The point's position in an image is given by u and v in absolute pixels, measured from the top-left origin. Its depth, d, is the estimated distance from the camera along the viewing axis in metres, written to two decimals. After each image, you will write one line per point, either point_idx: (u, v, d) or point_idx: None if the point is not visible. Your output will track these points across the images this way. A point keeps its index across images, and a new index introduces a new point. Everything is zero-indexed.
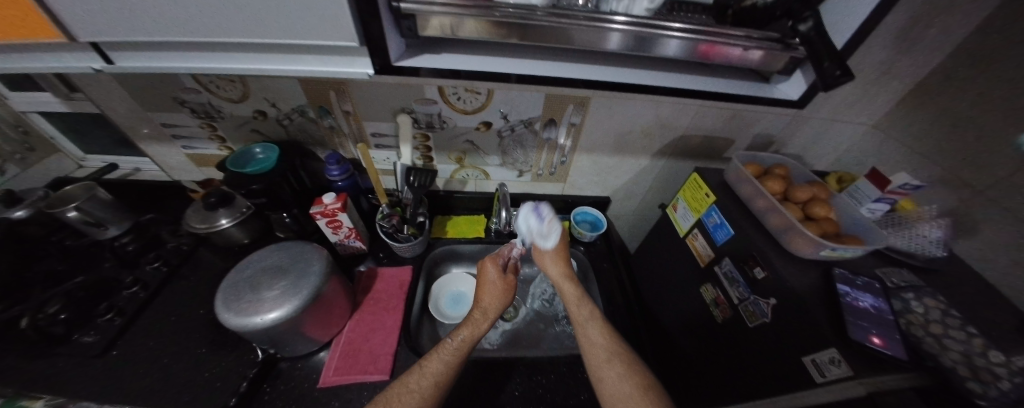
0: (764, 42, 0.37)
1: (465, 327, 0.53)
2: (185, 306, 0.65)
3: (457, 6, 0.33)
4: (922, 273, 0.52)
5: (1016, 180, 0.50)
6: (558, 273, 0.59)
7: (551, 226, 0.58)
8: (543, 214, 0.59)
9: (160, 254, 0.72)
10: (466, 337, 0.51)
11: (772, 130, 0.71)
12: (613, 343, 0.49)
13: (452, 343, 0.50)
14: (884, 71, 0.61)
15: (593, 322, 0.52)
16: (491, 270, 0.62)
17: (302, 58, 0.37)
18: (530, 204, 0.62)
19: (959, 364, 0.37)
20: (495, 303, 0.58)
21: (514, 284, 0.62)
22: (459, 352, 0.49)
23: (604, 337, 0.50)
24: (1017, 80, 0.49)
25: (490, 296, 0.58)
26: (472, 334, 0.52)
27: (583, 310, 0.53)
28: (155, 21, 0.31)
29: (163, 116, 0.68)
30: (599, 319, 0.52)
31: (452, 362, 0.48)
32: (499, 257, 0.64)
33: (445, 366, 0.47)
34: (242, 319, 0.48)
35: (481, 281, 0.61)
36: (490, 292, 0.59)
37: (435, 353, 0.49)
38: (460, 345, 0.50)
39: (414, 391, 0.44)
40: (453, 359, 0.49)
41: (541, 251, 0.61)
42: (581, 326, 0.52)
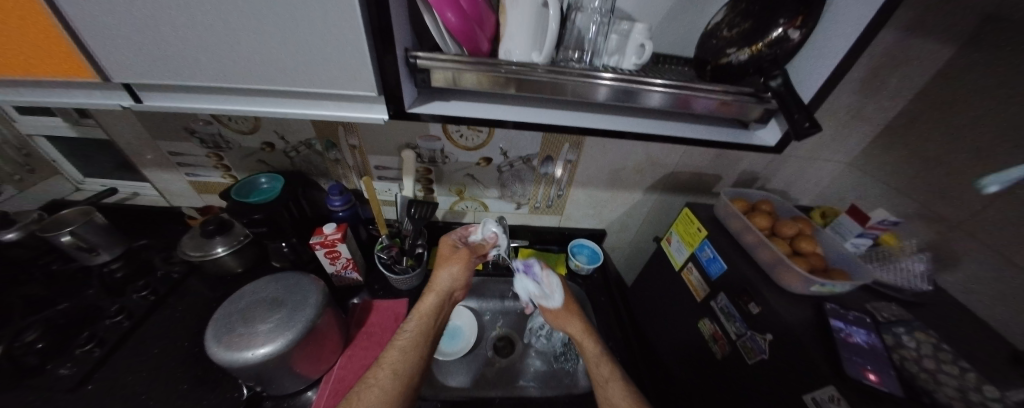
0: (740, 96, 0.41)
1: (419, 313, 0.54)
2: (169, 338, 0.63)
3: (463, 63, 0.37)
4: (912, 308, 0.53)
5: (986, 217, 0.53)
6: (572, 329, 0.59)
7: (551, 284, 0.63)
8: (536, 275, 0.64)
9: (150, 282, 0.70)
10: (419, 323, 0.53)
11: (757, 168, 0.75)
12: (638, 406, 0.46)
13: (406, 331, 0.52)
14: (853, 116, 0.67)
15: (616, 382, 0.49)
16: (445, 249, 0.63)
17: (322, 103, 0.40)
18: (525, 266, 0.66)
19: (956, 400, 0.38)
20: (446, 282, 0.59)
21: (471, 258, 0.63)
22: (414, 337, 0.51)
23: (628, 401, 0.46)
24: (973, 125, 0.54)
25: (441, 272, 0.60)
26: (425, 315, 0.54)
27: (603, 369, 0.52)
28: (190, 69, 0.34)
29: (173, 145, 0.70)
30: (619, 379, 0.50)
31: (409, 348, 0.50)
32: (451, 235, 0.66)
33: (403, 352, 0.49)
34: (233, 353, 0.47)
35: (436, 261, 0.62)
36: (444, 267, 0.60)
37: (392, 343, 0.51)
38: (414, 332, 0.52)
39: (375, 384, 0.45)
40: (408, 348, 0.50)
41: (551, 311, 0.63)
42: (602, 386, 0.50)
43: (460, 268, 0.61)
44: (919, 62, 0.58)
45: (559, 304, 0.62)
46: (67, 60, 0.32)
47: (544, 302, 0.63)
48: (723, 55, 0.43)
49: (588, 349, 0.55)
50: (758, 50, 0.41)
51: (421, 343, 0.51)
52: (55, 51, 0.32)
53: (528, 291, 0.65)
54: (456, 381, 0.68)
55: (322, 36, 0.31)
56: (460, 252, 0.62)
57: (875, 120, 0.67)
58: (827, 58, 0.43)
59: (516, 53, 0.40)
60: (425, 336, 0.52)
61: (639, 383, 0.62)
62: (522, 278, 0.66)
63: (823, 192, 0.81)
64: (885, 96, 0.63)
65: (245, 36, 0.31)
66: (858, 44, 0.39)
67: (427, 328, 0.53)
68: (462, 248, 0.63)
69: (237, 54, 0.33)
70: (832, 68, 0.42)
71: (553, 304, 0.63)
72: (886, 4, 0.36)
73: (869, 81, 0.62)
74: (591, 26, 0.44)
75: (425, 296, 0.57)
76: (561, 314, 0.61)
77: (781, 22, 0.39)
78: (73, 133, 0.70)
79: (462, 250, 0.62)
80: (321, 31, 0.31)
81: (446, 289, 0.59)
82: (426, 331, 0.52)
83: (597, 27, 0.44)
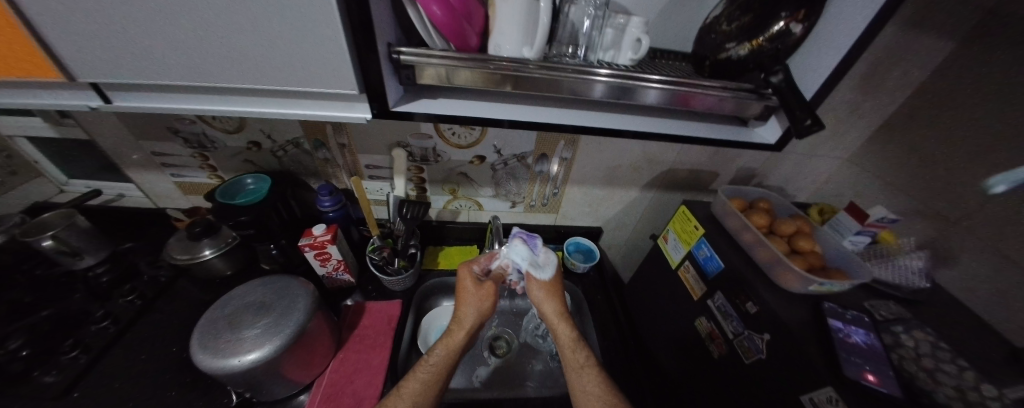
0: (739, 93, 0.40)
1: (443, 346, 0.53)
2: (157, 343, 0.61)
3: (454, 59, 0.36)
4: (910, 305, 0.53)
5: (986, 213, 0.53)
6: (553, 310, 0.57)
7: (547, 258, 0.61)
8: (538, 246, 0.61)
9: (137, 286, 0.69)
10: (443, 357, 0.51)
11: (754, 165, 0.75)
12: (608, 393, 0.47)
13: (430, 364, 0.51)
14: (851, 112, 0.66)
15: (600, 376, 0.49)
16: (469, 278, 0.60)
17: (302, 103, 0.38)
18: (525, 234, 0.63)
19: (954, 400, 0.37)
20: (473, 318, 0.57)
21: (495, 291, 0.61)
22: (436, 373, 0.50)
23: (600, 388, 0.47)
24: (975, 120, 0.54)
25: (469, 307, 0.57)
26: (449, 353, 0.52)
27: (580, 355, 0.52)
28: (161, 68, 0.32)
29: (156, 145, 0.68)
30: (606, 374, 0.50)
31: (430, 381, 0.49)
32: (476, 263, 0.62)
33: (424, 387, 0.48)
34: (219, 359, 0.45)
35: (460, 290, 0.59)
36: (470, 301, 0.58)
37: (412, 375, 0.49)
38: (436, 368, 0.50)
39: None
40: (430, 378, 0.49)
41: (536, 282, 0.60)
42: (578, 371, 0.50)
43: (487, 304, 0.58)
44: (920, 56, 0.57)
45: (549, 277, 0.60)
46: (28, 60, 0.30)
47: (533, 271, 0.60)
48: (722, 49, 0.42)
49: (565, 333, 0.54)
50: (758, 44, 0.39)
51: (440, 380, 0.49)
52: (14, 50, 0.30)
53: (522, 258, 0.59)
54: (452, 383, 0.68)
55: (298, 31, 0.29)
56: (485, 286, 0.59)
57: (874, 115, 0.66)
58: (830, 53, 0.41)
59: (506, 48, 0.38)
60: (446, 373, 0.50)
61: (636, 382, 0.61)
62: (517, 243, 0.60)
63: (821, 188, 0.81)
64: (886, 91, 0.62)
65: (217, 32, 0.29)
66: (863, 37, 0.38)
67: (448, 365, 0.51)
68: (489, 280, 0.60)
69: (211, 53, 0.31)
70: (836, 63, 0.41)
71: (543, 276, 0.60)
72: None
73: (870, 75, 0.61)
74: (584, 20, 0.42)
75: (451, 330, 0.55)
76: (543, 291, 0.60)
77: (783, 15, 0.38)
78: (51, 133, 0.67)
79: (490, 284, 0.60)
80: (299, 26, 0.29)
81: (473, 326, 0.56)
82: (448, 368, 0.51)
83: (591, 20, 0.42)
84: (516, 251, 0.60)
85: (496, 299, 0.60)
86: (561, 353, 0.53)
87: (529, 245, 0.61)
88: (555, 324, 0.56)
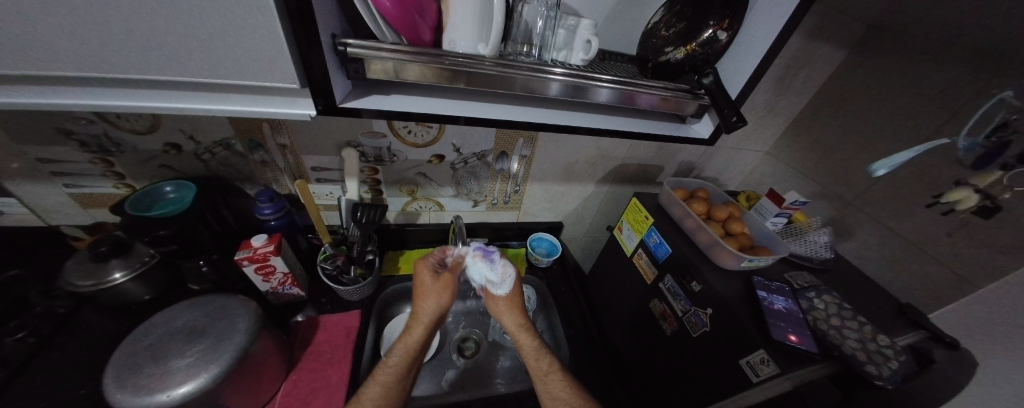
0: (677, 92, 0.44)
1: (402, 347, 0.51)
2: (52, 389, 0.50)
3: (406, 53, 0.34)
4: (819, 273, 0.62)
5: (870, 192, 0.64)
6: (514, 323, 0.58)
7: (505, 273, 0.60)
8: (495, 261, 0.60)
9: (22, 322, 0.56)
10: (402, 358, 0.50)
11: (693, 158, 0.82)
12: (574, 396, 0.49)
13: (389, 366, 0.50)
14: (769, 110, 0.77)
15: (557, 372, 0.52)
16: (427, 274, 0.57)
17: (232, 98, 0.34)
18: (481, 248, 0.61)
19: (857, 350, 0.45)
20: (433, 313, 0.55)
21: (455, 282, 0.59)
22: (398, 374, 0.49)
23: (566, 392, 0.49)
24: (859, 118, 0.65)
25: (426, 302, 0.55)
26: (409, 352, 0.51)
27: (542, 362, 0.53)
28: (35, 56, 0.26)
29: (37, 149, 0.56)
30: (561, 370, 0.52)
31: (392, 383, 0.48)
32: (432, 257, 0.60)
33: (386, 390, 0.47)
34: (141, 398, 0.39)
35: (418, 285, 0.57)
36: (428, 296, 0.55)
37: (373, 379, 0.48)
38: (397, 369, 0.49)
39: None
40: (391, 379, 0.48)
41: (496, 299, 0.61)
42: (543, 379, 0.51)
43: (445, 298, 0.57)
44: (818, 63, 0.68)
45: (507, 293, 0.60)
46: None
47: (491, 289, 0.60)
48: (662, 53, 0.45)
49: (527, 345, 0.55)
50: (692, 49, 0.43)
51: (403, 379, 0.49)
52: None
53: (480, 273, 0.60)
54: (421, 390, 0.66)
55: (229, 17, 0.27)
56: (444, 279, 0.57)
57: (786, 113, 0.78)
58: (750, 58, 0.47)
59: (461, 44, 0.37)
60: (408, 370, 0.50)
61: (601, 366, 0.64)
62: (476, 262, 0.61)
63: (748, 177, 0.92)
64: (795, 92, 0.73)
65: (119, 14, 0.25)
66: (776, 44, 0.43)
67: (410, 363, 0.51)
68: (447, 273, 0.58)
69: (112, 39, 0.26)
70: (754, 66, 0.46)
71: (499, 292, 0.60)
72: (798, 9, 0.40)
73: (783, 78, 0.71)
74: (537, 20, 0.44)
75: (411, 328, 0.53)
76: (504, 305, 0.60)
77: (711, 24, 0.42)
78: None
79: (449, 277, 0.58)
80: (229, 13, 0.26)
81: (432, 321, 0.55)
82: (409, 367, 0.50)
83: (544, 21, 0.44)
84: (473, 267, 0.60)
85: (456, 291, 0.59)
86: (524, 363, 0.53)
87: (489, 263, 0.60)
88: (516, 336, 0.57)
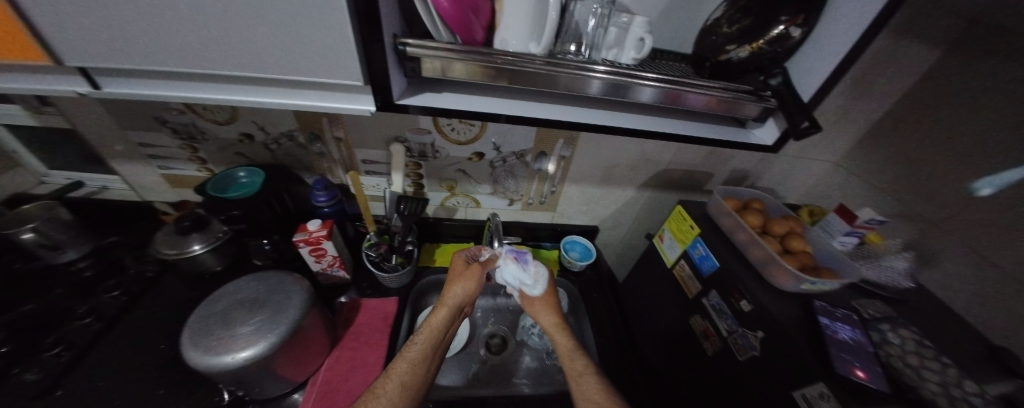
0: (737, 93, 0.40)
1: (429, 328, 0.53)
2: (143, 340, 0.59)
3: (454, 52, 0.35)
4: (895, 304, 0.55)
5: (966, 215, 0.55)
6: (551, 322, 0.58)
7: (537, 274, 0.61)
8: (528, 263, 0.61)
9: (121, 281, 0.66)
10: (428, 338, 0.52)
11: (747, 166, 0.76)
12: (609, 400, 0.46)
13: (416, 344, 0.51)
14: (841, 116, 0.69)
15: (589, 374, 0.50)
16: (460, 263, 0.61)
17: (302, 93, 0.37)
18: (513, 250, 0.63)
19: (939, 396, 0.39)
20: (459, 298, 0.57)
21: (484, 273, 0.61)
22: (423, 352, 0.50)
23: (601, 395, 0.47)
24: (958, 128, 0.56)
25: (455, 287, 0.58)
26: (435, 332, 0.53)
27: (578, 362, 0.52)
28: (155, 53, 0.31)
29: (142, 135, 0.65)
30: (592, 373, 0.50)
31: (417, 361, 0.49)
32: (467, 251, 0.64)
33: (410, 366, 0.48)
34: (211, 357, 0.44)
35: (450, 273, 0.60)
36: (458, 282, 0.58)
37: (400, 356, 0.49)
38: (423, 348, 0.51)
39: (380, 397, 0.44)
40: (417, 358, 0.49)
41: (530, 298, 0.62)
42: (577, 380, 0.50)
43: (473, 285, 0.59)
44: (909, 62, 0.60)
45: (541, 292, 0.61)
46: (12, 40, 0.28)
47: (524, 290, 0.61)
48: (722, 51, 0.42)
49: (562, 344, 0.55)
50: (758, 47, 0.40)
51: (428, 359, 0.50)
52: None
53: (513, 275, 0.61)
54: (448, 380, 0.67)
55: (301, 18, 0.29)
56: (474, 268, 0.61)
57: (863, 120, 0.69)
58: (827, 57, 0.41)
59: (512, 43, 0.38)
60: (432, 351, 0.51)
61: (631, 379, 0.62)
62: (509, 265, 0.61)
63: (811, 190, 0.83)
64: (876, 96, 0.65)
65: (216, 17, 0.28)
66: (863, 38, 0.38)
67: (435, 344, 0.52)
68: (477, 263, 0.62)
69: (210, 39, 0.30)
70: (834, 64, 0.41)
71: (532, 293, 0.61)
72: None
73: (861, 80, 0.63)
74: (589, 18, 0.43)
75: (436, 309, 0.56)
76: (539, 304, 0.61)
77: (782, 19, 0.38)
78: (31, 122, 0.64)
79: (478, 267, 0.60)
80: (302, 15, 0.28)
81: (457, 305, 0.57)
82: (433, 348, 0.51)
83: (597, 19, 0.43)
84: (506, 271, 0.61)
85: (484, 281, 0.61)
86: (560, 363, 0.53)
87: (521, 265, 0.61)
88: (554, 335, 0.57)
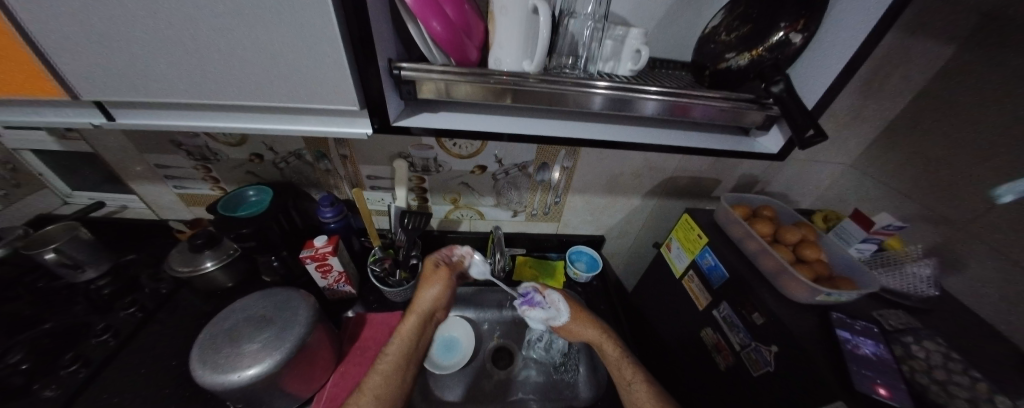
0: (739, 103, 0.40)
1: (401, 337, 0.52)
2: (157, 356, 0.60)
3: (455, 74, 0.36)
4: (919, 314, 0.52)
5: (992, 218, 0.52)
6: (596, 335, 0.57)
7: (552, 299, 0.61)
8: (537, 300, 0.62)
9: (137, 298, 0.68)
10: (399, 349, 0.51)
11: (756, 171, 0.74)
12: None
13: (388, 356, 0.50)
14: (853, 117, 0.67)
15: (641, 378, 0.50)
16: (428, 267, 0.60)
17: (303, 118, 0.38)
18: (521, 297, 0.64)
19: None
20: (429, 302, 0.57)
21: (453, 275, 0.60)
22: (396, 364, 0.50)
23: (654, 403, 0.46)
24: (976, 127, 0.54)
25: (425, 292, 0.57)
26: (407, 341, 0.52)
27: (631, 370, 0.51)
28: (165, 86, 0.32)
29: (158, 157, 0.68)
30: (646, 381, 0.50)
31: (388, 374, 0.48)
32: (439, 253, 0.63)
33: (382, 379, 0.48)
34: (219, 376, 0.45)
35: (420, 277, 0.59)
36: (427, 287, 0.58)
37: (372, 369, 0.49)
38: (395, 356, 0.50)
39: None
40: (389, 370, 0.49)
41: (568, 329, 0.59)
42: (627, 389, 0.50)
43: (443, 289, 0.58)
44: (921, 60, 0.58)
45: (569, 315, 0.59)
46: (32, 78, 0.30)
47: (555, 323, 0.60)
48: (722, 59, 0.42)
49: (613, 352, 0.54)
50: (758, 54, 0.39)
51: (400, 370, 0.49)
52: (17, 69, 0.30)
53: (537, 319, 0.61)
54: (453, 395, 0.67)
55: (300, 49, 0.30)
56: (441, 271, 0.59)
57: (875, 121, 0.67)
58: (831, 61, 0.40)
59: (506, 62, 0.38)
60: (405, 361, 0.50)
61: None
62: (528, 313, 0.62)
63: (826, 194, 0.80)
64: (888, 96, 0.63)
65: (220, 50, 0.30)
66: (867, 43, 0.37)
67: (409, 352, 0.51)
68: (445, 266, 0.60)
69: (215, 72, 0.31)
70: (838, 70, 0.40)
71: (561, 321, 0.59)
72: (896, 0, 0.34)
73: (870, 80, 0.62)
74: (584, 31, 0.42)
75: (407, 317, 0.55)
76: (575, 327, 0.58)
77: (782, 26, 0.37)
78: (58, 147, 0.67)
79: (443, 269, 0.59)
80: (302, 46, 0.30)
81: (429, 311, 0.56)
82: (406, 358, 0.51)
83: (591, 31, 0.42)
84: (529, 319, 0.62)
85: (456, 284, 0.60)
86: (610, 375, 0.52)
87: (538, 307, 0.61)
88: (603, 347, 0.56)
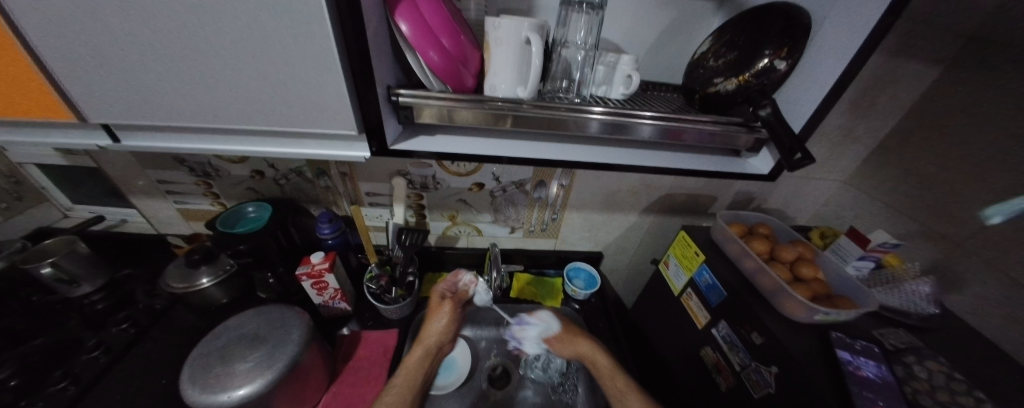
0: (728, 126, 0.41)
1: (406, 368, 0.53)
2: (147, 374, 0.59)
3: (453, 100, 0.37)
4: (920, 333, 0.52)
5: (986, 235, 0.53)
6: (587, 348, 0.62)
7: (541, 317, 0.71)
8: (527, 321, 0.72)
9: (130, 314, 0.67)
10: (407, 378, 0.51)
11: (752, 188, 0.75)
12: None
13: (394, 386, 0.50)
14: (844, 136, 0.68)
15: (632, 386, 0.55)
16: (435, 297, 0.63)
17: (303, 142, 0.39)
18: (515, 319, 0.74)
19: None
20: (436, 335, 0.58)
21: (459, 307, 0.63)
22: (402, 394, 0.49)
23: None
24: (965, 145, 0.55)
25: (432, 323, 0.59)
26: (414, 372, 0.52)
27: (621, 379, 0.56)
28: (170, 111, 0.33)
29: (161, 173, 0.69)
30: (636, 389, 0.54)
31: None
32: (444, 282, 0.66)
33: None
34: (208, 397, 0.44)
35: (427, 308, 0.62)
36: (434, 318, 0.60)
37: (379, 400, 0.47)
38: (404, 387, 0.50)
39: None
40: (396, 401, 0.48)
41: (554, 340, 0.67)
42: (621, 398, 0.54)
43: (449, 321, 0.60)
44: (907, 81, 0.60)
45: (558, 327, 0.67)
46: (42, 102, 0.32)
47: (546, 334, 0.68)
48: (711, 84, 0.43)
49: (603, 362, 0.59)
50: (746, 80, 0.40)
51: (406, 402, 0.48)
52: (29, 95, 0.31)
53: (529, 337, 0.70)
54: None
55: (302, 77, 0.31)
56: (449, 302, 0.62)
57: (867, 138, 0.68)
58: (815, 89, 0.41)
59: (501, 88, 0.39)
60: (412, 393, 0.50)
61: None
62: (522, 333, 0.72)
63: (822, 210, 0.81)
64: (878, 115, 0.65)
65: (227, 78, 0.31)
66: (852, 65, 0.37)
67: (415, 384, 0.51)
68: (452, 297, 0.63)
69: (219, 98, 0.33)
70: (824, 91, 0.40)
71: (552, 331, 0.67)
72: (878, 26, 0.34)
73: (859, 99, 0.63)
74: (577, 56, 0.44)
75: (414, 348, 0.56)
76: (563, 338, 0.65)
77: (767, 52, 0.38)
78: (62, 162, 0.69)
79: (449, 300, 0.62)
80: (306, 73, 0.31)
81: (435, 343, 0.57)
82: (412, 389, 0.50)
83: (583, 57, 0.44)
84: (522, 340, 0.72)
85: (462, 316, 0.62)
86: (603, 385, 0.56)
87: (528, 326, 0.71)
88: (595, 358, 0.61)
